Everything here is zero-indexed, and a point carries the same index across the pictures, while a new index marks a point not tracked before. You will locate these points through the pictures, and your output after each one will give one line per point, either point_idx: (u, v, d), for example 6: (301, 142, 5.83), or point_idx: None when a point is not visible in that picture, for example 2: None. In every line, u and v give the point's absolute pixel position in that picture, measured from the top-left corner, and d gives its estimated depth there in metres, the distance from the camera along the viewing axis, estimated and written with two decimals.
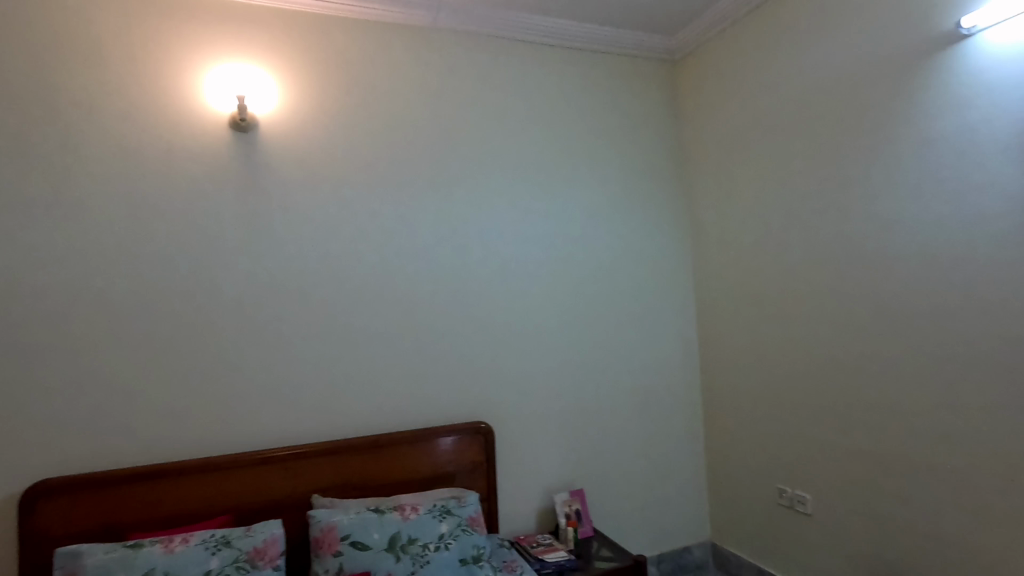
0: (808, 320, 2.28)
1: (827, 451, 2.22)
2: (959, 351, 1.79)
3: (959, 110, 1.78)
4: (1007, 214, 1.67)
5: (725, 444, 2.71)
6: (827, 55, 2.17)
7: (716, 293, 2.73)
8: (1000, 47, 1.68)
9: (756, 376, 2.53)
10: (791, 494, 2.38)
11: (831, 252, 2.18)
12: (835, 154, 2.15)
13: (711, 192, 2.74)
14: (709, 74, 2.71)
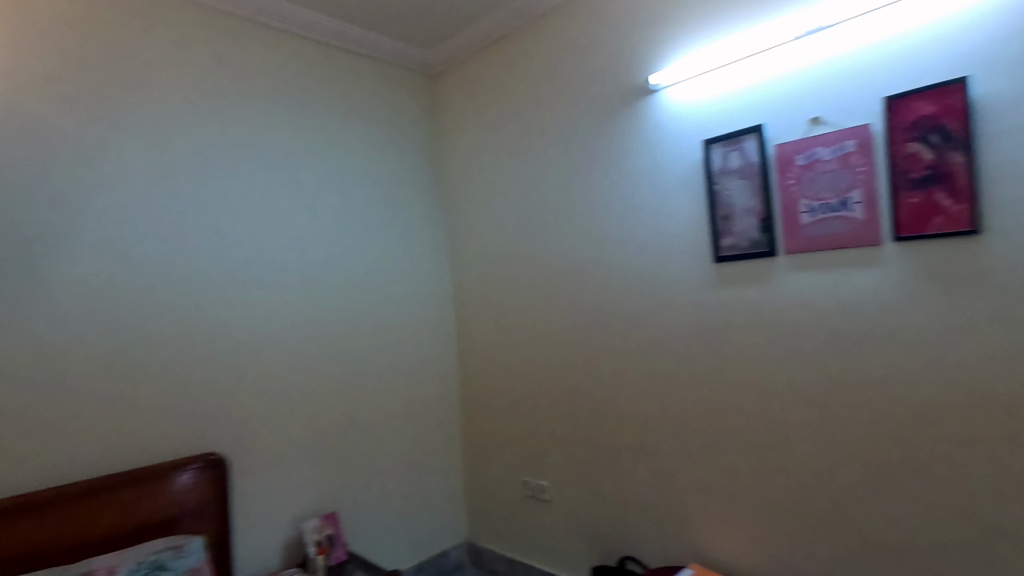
0: (546, 326, 2.52)
1: (561, 442, 2.48)
2: (651, 349, 2.17)
3: (649, 152, 2.16)
4: (679, 237, 2.08)
5: (481, 446, 2.84)
6: (555, 89, 2.46)
7: (471, 301, 2.86)
8: (675, 104, 2.08)
9: (505, 378, 2.70)
10: (534, 484, 2.60)
11: (562, 264, 2.45)
12: (563, 178, 2.44)
13: (468, 206, 2.85)
14: (461, 94, 2.86)
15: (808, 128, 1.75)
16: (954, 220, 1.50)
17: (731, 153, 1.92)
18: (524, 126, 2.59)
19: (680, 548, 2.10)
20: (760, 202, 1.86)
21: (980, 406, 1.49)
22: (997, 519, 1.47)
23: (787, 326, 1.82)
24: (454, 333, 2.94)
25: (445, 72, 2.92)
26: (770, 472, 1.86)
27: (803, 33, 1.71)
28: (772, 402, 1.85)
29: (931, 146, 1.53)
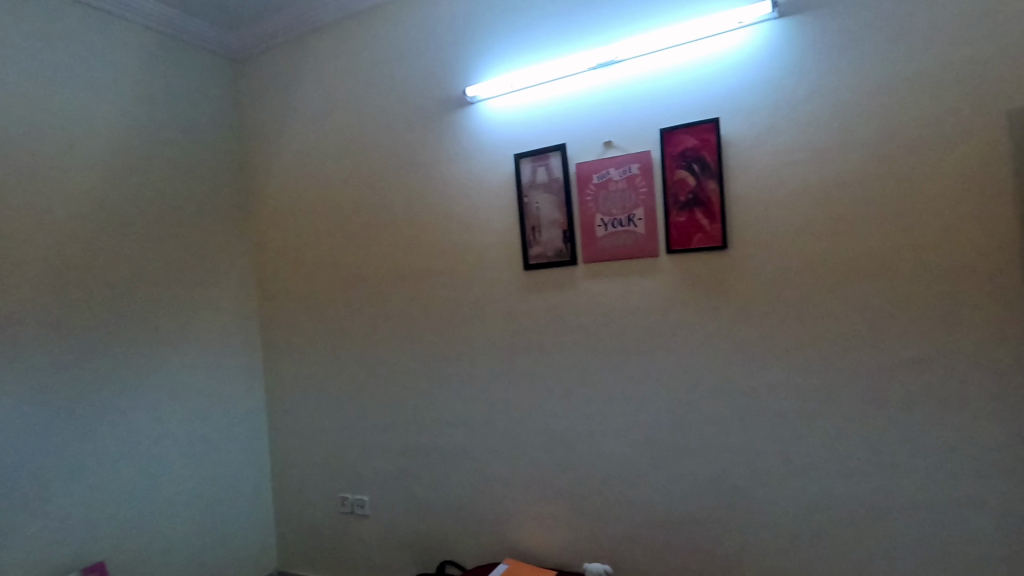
0: (363, 332, 2.46)
1: (379, 452, 2.42)
2: (467, 353, 2.22)
3: (465, 161, 2.22)
4: (493, 245, 2.17)
5: (294, 462, 2.66)
6: (372, 91, 2.42)
7: (282, 307, 2.70)
8: (489, 117, 2.16)
9: (319, 388, 2.59)
10: (352, 500, 2.49)
11: (377, 269, 2.43)
12: (380, 182, 2.42)
13: (277, 206, 2.70)
14: (270, 86, 2.69)
15: (601, 151, 1.95)
16: (710, 237, 1.78)
17: (538, 168, 2.06)
18: (340, 126, 2.51)
19: (494, 546, 2.17)
20: (563, 215, 2.02)
21: (730, 392, 1.77)
22: (743, 485, 1.75)
23: (586, 328, 2.00)
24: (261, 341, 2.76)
25: (254, 61, 2.73)
26: (573, 463, 2.01)
27: (596, 64, 1.91)
28: (574, 398, 2.01)
29: (693, 173, 1.80)
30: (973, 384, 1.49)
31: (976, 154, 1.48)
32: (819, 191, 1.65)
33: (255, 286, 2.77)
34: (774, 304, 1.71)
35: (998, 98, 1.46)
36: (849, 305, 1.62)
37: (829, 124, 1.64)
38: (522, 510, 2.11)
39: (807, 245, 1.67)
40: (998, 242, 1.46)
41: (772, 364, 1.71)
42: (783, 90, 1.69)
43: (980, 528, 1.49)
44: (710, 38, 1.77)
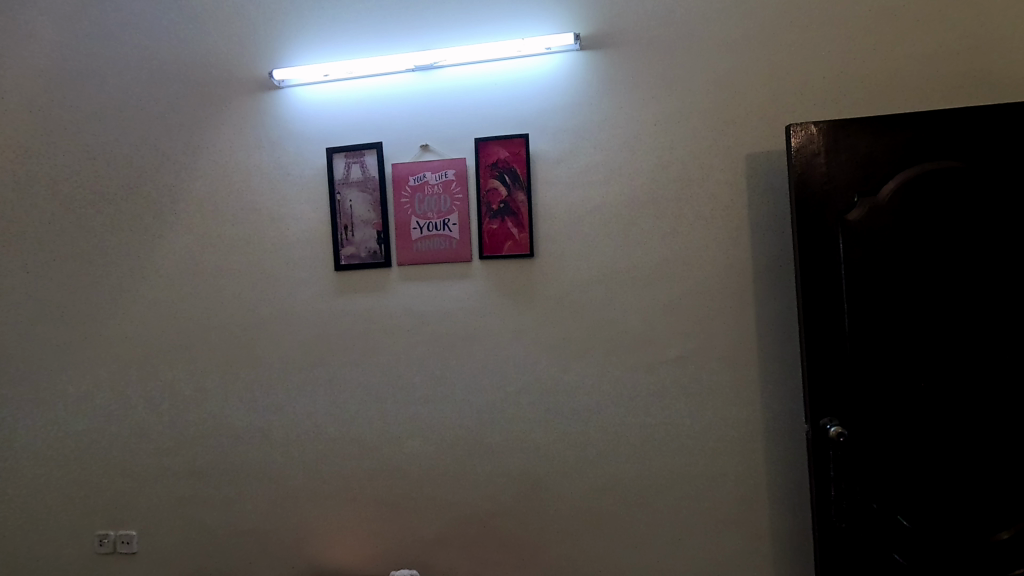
0: (134, 335, 2.10)
1: (153, 477, 2.08)
2: (266, 360, 2.03)
3: (271, 149, 2.03)
4: (301, 242, 2.01)
5: (32, 498, 2.15)
6: (158, 57, 2.09)
7: (17, 308, 2.16)
8: (299, 104, 2.01)
9: (71, 407, 2.13)
10: (113, 537, 2.10)
11: (155, 263, 2.09)
12: (163, 162, 2.09)
13: (19, 183, 2.16)
14: (10, 31, 2.17)
15: (418, 153, 1.95)
16: (519, 245, 1.89)
17: (352, 165, 1.97)
18: (114, 94, 2.13)
19: (292, 569, 2.00)
20: (377, 215, 1.96)
21: (532, 391, 1.89)
22: (543, 478, 1.88)
23: (399, 331, 1.96)
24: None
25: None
26: (381, 470, 1.96)
27: (415, 65, 1.89)
28: (385, 404, 1.96)
29: (505, 184, 1.89)
30: (721, 378, 1.79)
31: (725, 187, 1.79)
32: (610, 208, 1.86)
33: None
34: (572, 309, 1.87)
35: (740, 143, 1.79)
36: (630, 310, 1.84)
37: (619, 150, 1.85)
38: (325, 526, 1.98)
39: (601, 256, 1.86)
40: (738, 260, 1.79)
41: (569, 365, 1.87)
42: (581, 116, 1.87)
43: (720, 498, 1.78)
44: (522, 58, 1.88)
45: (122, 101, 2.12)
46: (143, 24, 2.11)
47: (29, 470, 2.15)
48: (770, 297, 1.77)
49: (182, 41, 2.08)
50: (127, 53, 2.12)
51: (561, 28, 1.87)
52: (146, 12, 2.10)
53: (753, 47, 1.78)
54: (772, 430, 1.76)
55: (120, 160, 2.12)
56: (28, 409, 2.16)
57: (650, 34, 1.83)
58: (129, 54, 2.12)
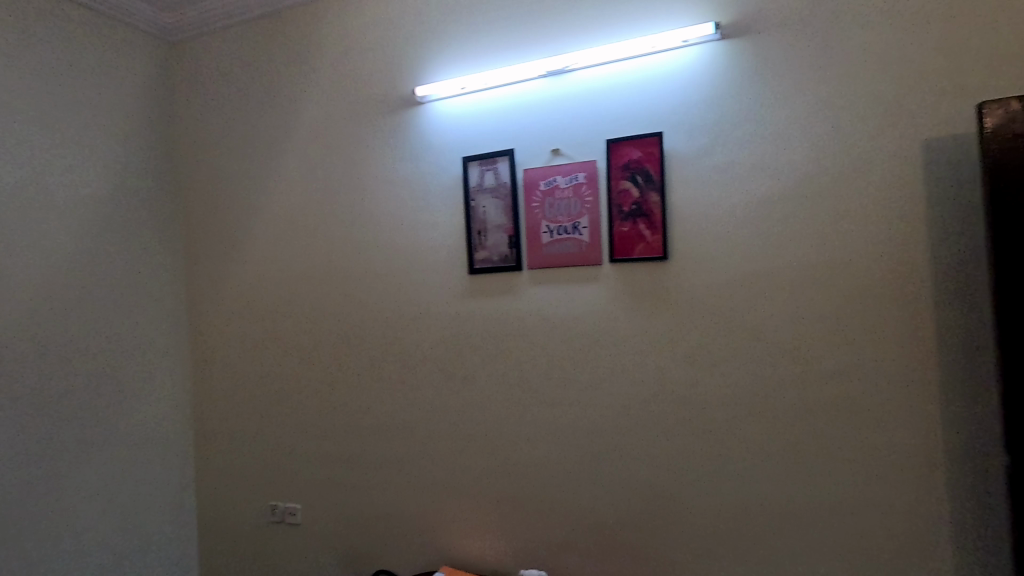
0: (299, 332, 2.38)
1: (312, 458, 2.33)
2: (407, 357, 2.18)
3: (413, 160, 2.18)
4: (440, 247, 2.14)
5: (220, 467, 2.53)
6: (319, 83, 2.34)
7: (211, 305, 2.55)
8: (438, 117, 2.13)
9: (250, 392, 2.47)
10: (282, 508, 2.39)
11: (315, 267, 2.35)
12: (322, 177, 2.34)
13: (212, 199, 2.55)
14: (206, 71, 2.56)
15: (549, 157, 1.97)
16: (651, 247, 1.83)
17: (486, 173, 2.05)
18: (283, 118, 2.41)
19: (427, 555, 2.13)
20: (509, 220, 2.02)
21: (663, 399, 1.81)
22: (673, 491, 1.79)
23: (527, 334, 2.00)
24: (188, 340, 2.60)
25: (190, 44, 2.58)
26: (510, 469, 2.01)
27: (547, 71, 1.92)
28: (514, 404, 2.01)
29: (637, 185, 1.84)
30: (887, 396, 1.58)
31: (891, 181, 1.58)
32: (752, 207, 1.72)
33: (183, 281, 2.60)
34: (707, 316, 1.77)
35: (911, 129, 1.57)
36: (777, 316, 1.69)
37: (762, 144, 1.71)
38: (456, 518, 2.08)
39: (740, 258, 1.74)
40: (909, 263, 1.56)
41: (704, 374, 1.77)
42: (720, 109, 1.76)
43: (883, 532, 1.58)
44: (655, 54, 1.82)
45: (289, 124, 2.40)
46: (306, 55, 2.36)
47: (217, 444, 2.53)
48: (950, 305, 1.52)
49: (339, 68, 2.30)
50: (293, 81, 2.38)
51: (698, 20, 1.78)
52: (309, 44, 2.35)
53: (931, 18, 1.55)
54: (952, 460, 1.52)
55: (287, 175, 2.40)
56: (217, 391, 2.54)
57: (801, 15, 1.67)
58: (294, 81, 2.38)
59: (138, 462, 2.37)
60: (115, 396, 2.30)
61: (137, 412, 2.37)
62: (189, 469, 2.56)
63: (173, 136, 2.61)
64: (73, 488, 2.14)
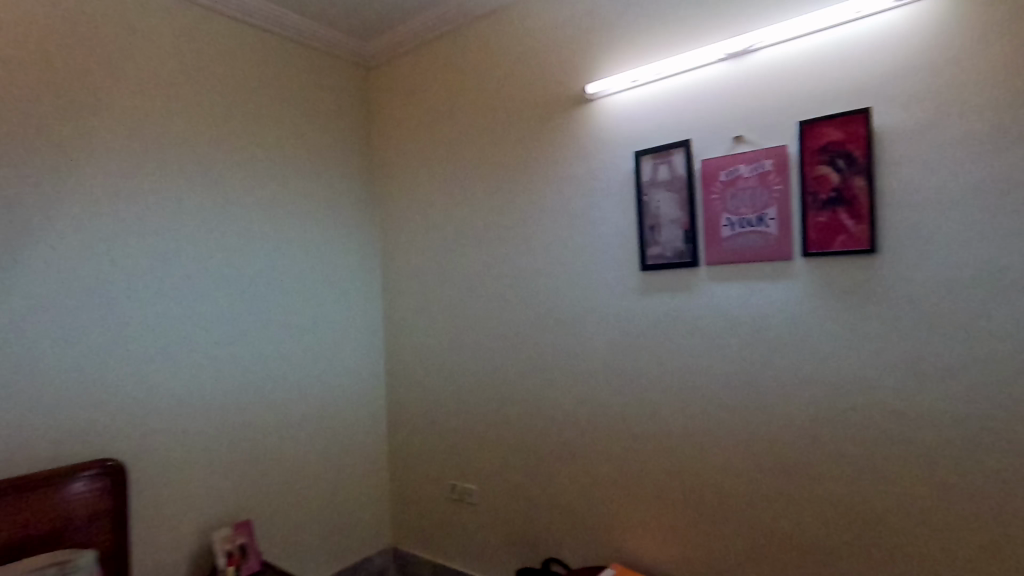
0: (475, 326, 2.54)
1: (488, 444, 2.49)
2: (578, 354, 2.21)
3: (584, 158, 2.20)
4: (611, 244, 2.13)
5: (407, 446, 2.81)
6: (495, 90, 2.46)
7: (401, 301, 2.83)
8: (610, 113, 2.12)
9: (434, 380, 2.69)
10: (461, 488, 2.59)
11: (490, 266, 2.49)
12: (498, 179, 2.47)
13: (402, 205, 2.82)
14: (395, 89, 2.83)
15: (730, 146, 1.84)
16: (855, 240, 1.62)
17: (660, 166, 1.98)
18: (461, 127, 2.58)
19: (598, 549, 2.16)
20: (685, 214, 1.93)
21: (869, 412, 1.61)
22: (881, 516, 1.60)
23: (704, 334, 1.91)
24: (382, 331, 2.91)
25: (383, 65, 2.87)
26: (685, 473, 1.94)
27: (729, 54, 1.81)
28: (690, 407, 1.93)
29: (837, 170, 1.64)
30: None
31: None
32: (992, 191, 1.45)
33: (378, 279, 2.91)
34: (928, 319, 1.53)
35: None
36: (1021, 322, 1.42)
37: (1007, 115, 1.44)
38: (627, 517, 2.08)
39: (974, 253, 1.48)
40: None
41: (923, 386, 1.54)
42: (948, 76, 1.50)
43: None
44: (861, 21, 1.61)
45: (467, 132, 2.56)
46: (483, 65, 2.50)
47: (404, 424, 2.82)
48: None
49: (513, 74, 2.40)
50: (472, 92, 2.54)
51: None
52: (485, 54, 2.49)
53: None
54: None
55: (465, 180, 2.58)
56: (404, 377, 2.82)
57: None
58: (473, 92, 2.54)
59: (346, 437, 2.71)
60: (329, 378, 2.66)
61: (344, 393, 2.71)
62: (381, 445, 2.88)
63: (369, 149, 2.92)
64: (299, 455, 2.52)
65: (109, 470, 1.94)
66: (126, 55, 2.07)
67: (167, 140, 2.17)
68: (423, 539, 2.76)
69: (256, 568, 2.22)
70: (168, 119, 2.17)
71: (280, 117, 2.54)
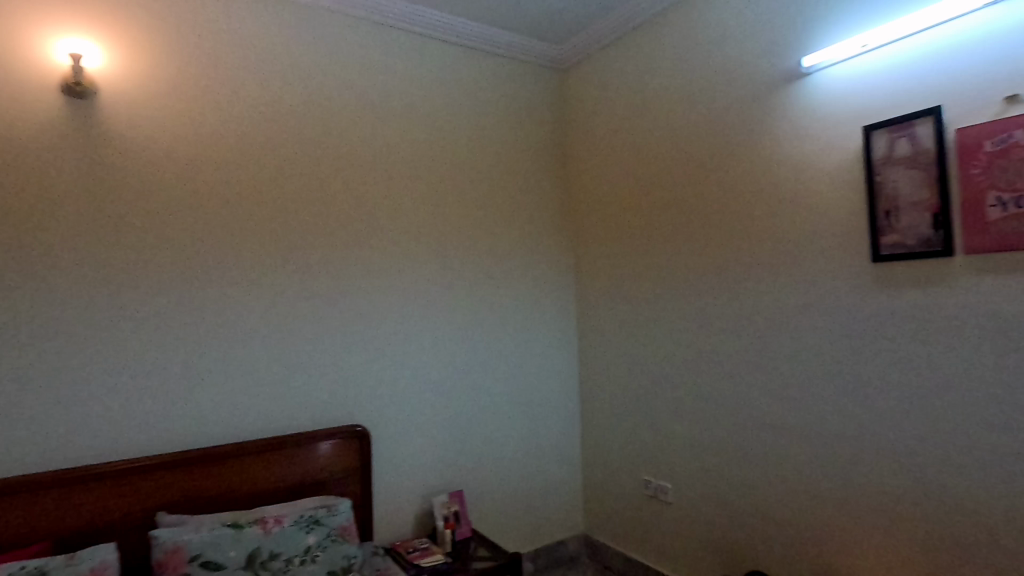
0: (671, 321, 2.49)
1: (685, 443, 2.43)
2: (791, 353, 2.03)
3: (797, 140, 2.00)
4: (829, 233, 1.91)
5: (599, 437, 2.88)
6: (693, 77, 2.38)
7: (595, 295, 2.89)
8: (826, 88, 1.91)
9: (628, 374, 2.70)
10: (655, 485, 2.57)
11: (687, 259, 2.41)
12: (697, 170, 2.37)
13: (596, 201, 2.87)
14: (587, 88, 2.90)
15: (1000, 109, 1.53)
16: None
17: (898, 140, 1.72)
18: (656, 119, 2.54)
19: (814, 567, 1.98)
20: (932, 194, 1.65)
21: None
22: None
23: (958, 335, 1.62)
24: (576, 325, 3.00)
25: (576, 66, 2.96)
26: (932, 495, 1.68)
27: None
28: (937, 419, 1.67)
29: None
30: None
31: None
32: None
33: (572, 274, 3.00)
34: None
35: None
36: None
37: None
38: (853, 536, 1.87)
39: None
40: None
41: None
42: None
43: None
44: None
45: (662, 123, 2.51)
46: (680, 52, 2.43)
47: (596, 416, 2.89)
48: None
49: (714, 58, 2.29)
50: (668, 81, 2.48)
51: None
52: (683, 41, 2.41)
53: None
54: None
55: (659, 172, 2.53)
56: (596, 370, 2.88)
57: None
58: (669, 82, 2.48)
59: (541, 424, 2.87)
60: (526, 368, 2.83)
61: (540, 382, 2.87)
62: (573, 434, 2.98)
63: (563, 148, 3.03)
64: (502, 437, 2.74)
65: (356, 436, 2.30)
66: (369, 86, 2.45)
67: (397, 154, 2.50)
68: (615, 530, 2.80)
69: (467, 534, 2.48)
70: (399, 136, 2.51)
71: (486, 126, 2.77)
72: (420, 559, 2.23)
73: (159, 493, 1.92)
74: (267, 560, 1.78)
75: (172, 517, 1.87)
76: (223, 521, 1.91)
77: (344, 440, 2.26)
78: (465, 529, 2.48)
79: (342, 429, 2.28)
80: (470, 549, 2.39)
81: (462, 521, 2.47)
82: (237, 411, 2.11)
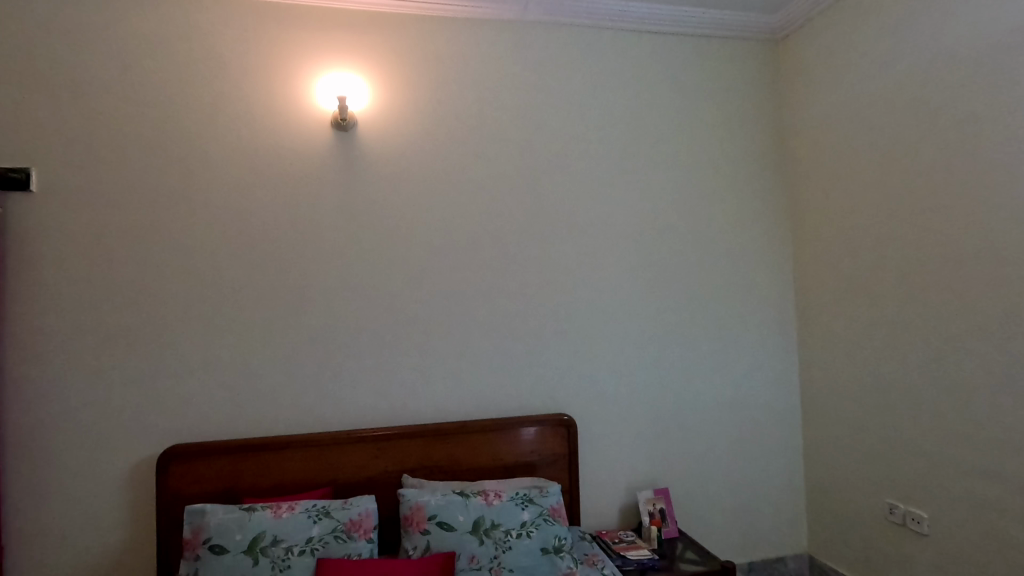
0: (924, 320, 2.09)
1: (945, 465, 2.04)
2: None
3: None
4: None
5: (826, 449, 2.57)
6: (957, 24, 1.96)
7: (821, 291, 2.57)
8: None
9: (865, 379, 2.35)
10: (903, 511, 2.20)
11: (947, 245, 2.00)
12: (966, 136, 1.94)
13: (820, 183, 2.55)
14: (810, 57, 2.59)
15: None
16: None
17: None
18: (902, 78, 2.15)
19: None
20: None
21: None
22: None
23: None
24: (796, 322, 2.72)
25: (797, 36, 2.67)
26: None
27: None
28: None
29: None
30: None
31: None
32: None
33: (790, 267, 2.72)
34: None
35: None
36: None
37: None
38: None
39: None
40: None
41: None
42: None
43: None
44: None
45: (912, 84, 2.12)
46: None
47: (824, 424, 2.58)
48: None
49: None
50: (920, 32, 2.08)
51: None
52: None
53: None
54: None
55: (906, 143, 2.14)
56: (822, 373, 2.57)
57: None
58: (923, 32, 2.07)
59: (756, 429, 2.66)
60: (738, 368, 2.65)
61: (753, 384, 2.66)
62: (793, 443, 2.71)
63: (781, 128, 2.75)
64: (711, 439, 2.61)
65: (561, 425, 2.41)
66: (571, 88, 2.54)
67: (599, 152, 2.55)
68: (847, 555, 2.48)
69: (674, 534, 2.43)
70: (603, 135, 2.56)
71: (690, 114, 2.65)
72: (626, 552, 2.26)
73: (399, 459, 2.26)
74: (490, 527, 1.98)
75: (413, 481, 2.19)
76: (453, 489, 2.17)
77: (550, 427, 2.39)
78: (670, 527, 2.44)
79: (548, 416, 2.41)
80: (675, 548, 2.34)
81: (667, 519, 2.43)
82: (460, 393, 2.38)
